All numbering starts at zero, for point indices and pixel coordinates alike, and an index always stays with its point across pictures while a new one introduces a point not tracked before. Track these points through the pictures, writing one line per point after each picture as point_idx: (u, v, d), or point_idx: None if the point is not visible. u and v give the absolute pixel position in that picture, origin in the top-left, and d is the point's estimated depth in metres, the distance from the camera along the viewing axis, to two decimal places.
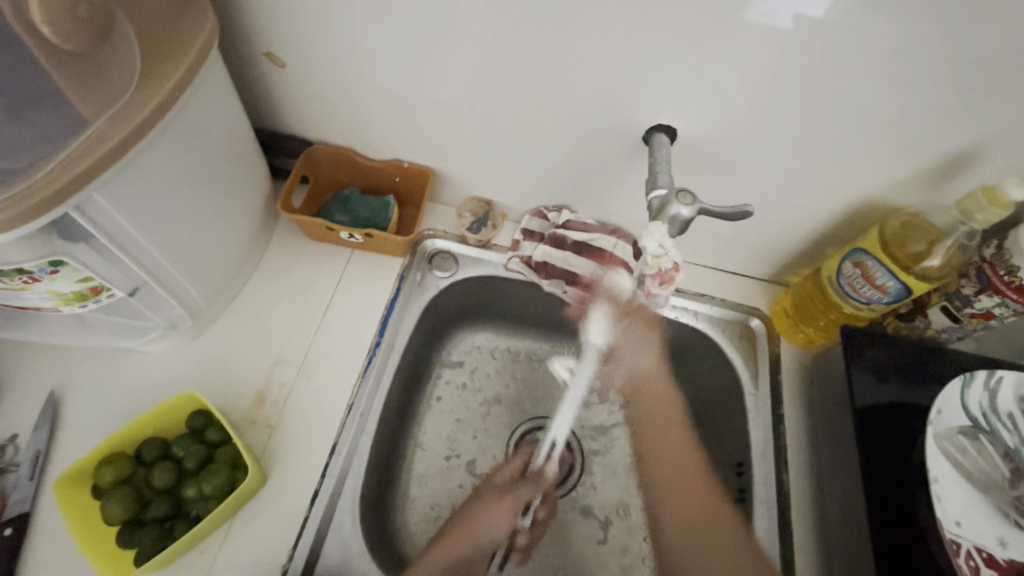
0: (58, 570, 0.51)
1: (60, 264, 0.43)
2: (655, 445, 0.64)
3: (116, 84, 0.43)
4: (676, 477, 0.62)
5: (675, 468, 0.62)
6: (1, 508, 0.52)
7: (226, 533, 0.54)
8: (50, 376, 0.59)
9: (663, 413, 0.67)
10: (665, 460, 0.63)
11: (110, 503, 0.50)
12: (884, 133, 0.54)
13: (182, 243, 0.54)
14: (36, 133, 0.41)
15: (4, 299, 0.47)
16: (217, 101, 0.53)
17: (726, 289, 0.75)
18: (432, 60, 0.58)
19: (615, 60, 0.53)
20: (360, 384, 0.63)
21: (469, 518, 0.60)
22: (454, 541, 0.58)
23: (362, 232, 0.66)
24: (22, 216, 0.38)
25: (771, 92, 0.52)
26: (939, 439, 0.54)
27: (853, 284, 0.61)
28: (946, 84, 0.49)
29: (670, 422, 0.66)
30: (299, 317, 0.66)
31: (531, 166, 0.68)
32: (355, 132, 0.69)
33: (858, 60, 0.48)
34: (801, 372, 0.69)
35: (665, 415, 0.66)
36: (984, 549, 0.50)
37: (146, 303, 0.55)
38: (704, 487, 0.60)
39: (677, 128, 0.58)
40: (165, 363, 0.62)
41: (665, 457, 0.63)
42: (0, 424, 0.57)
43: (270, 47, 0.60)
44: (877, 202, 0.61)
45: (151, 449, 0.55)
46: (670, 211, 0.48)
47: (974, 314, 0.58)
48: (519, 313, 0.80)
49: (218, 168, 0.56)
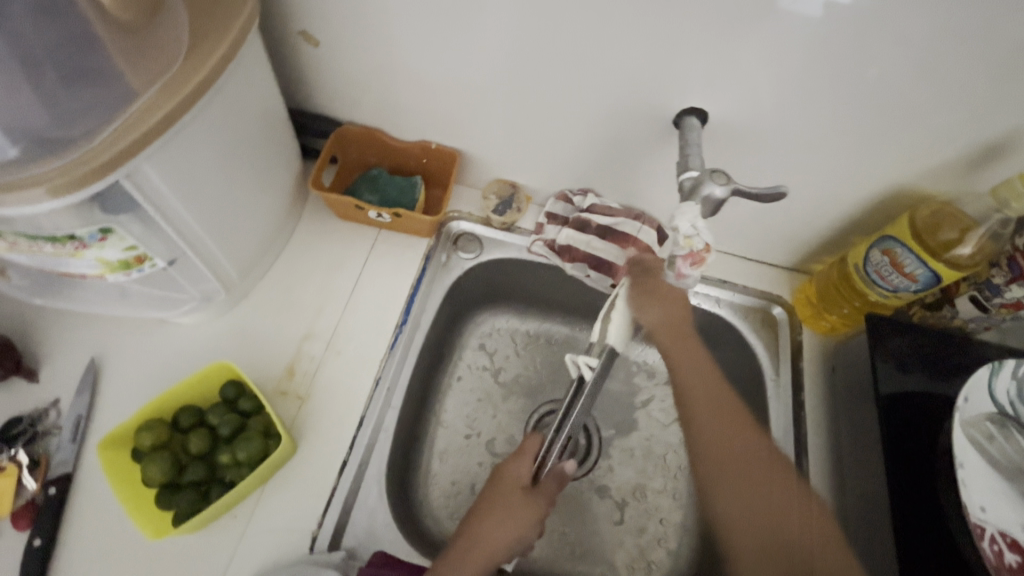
0: (100, 528, 0.53)
1: (108, 232, 0.45)
2: (704, 420, 0.60)
3: (163, 59, 0.44)
4: (729, 465, 0.58)
5: (726, 451, 0.58)
6: (46, 468, 0.55)
7: (258, 499, 0.56)
8: (89, 345, 0.61)
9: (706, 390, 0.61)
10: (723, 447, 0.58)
11: (150, 465, 0.52)
12: (920, 120, 0.53)
13: (219, 216, 0.55)
14: (89, 102, 0.42)
15: (53, 266, 0.48)
16: (255, 78, 0.54)
17: (750, 277, 0.75)
18: (464, 41, 0.58)
19: (650, 43, 0.53)
20: (386, 360, 0.65)
21: (500, 518, 0.57)
22: (489, 543, 0.55)
23: (390, 211, 0.67)
24: (77, 183, 0.40)
25: (806, 77, 0.52)
26: (966, 426, 0.54)
27: (881, 272, 0.61)
28: (987, 71, 0.48)
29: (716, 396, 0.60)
30: (327, 294, 0.67)
31: (558, 149, 0.68)
32: (384, 113, 0.70)
33: (897, 46, 0.48)
34: (823, 360, 0.70)
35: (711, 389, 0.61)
36: (1008, 534, 0.50)
37: (183, 275, 0.57)
38: (758, 464, 0.58)
39: (709, 112, 0.58)
40: (198, 335, 0.63)
41: (713, 433, 0.59)
42: (43, 389, 0.59)
43: (304, 25, 0.60)
44: (908, 190, 0.60)
45: (188, 416, 0.56)
46: (704, 190, 0.48)
47: (1003, 304, 0.58)
48: (541, 297, 0.81)
49: (254, 145, 0.57)
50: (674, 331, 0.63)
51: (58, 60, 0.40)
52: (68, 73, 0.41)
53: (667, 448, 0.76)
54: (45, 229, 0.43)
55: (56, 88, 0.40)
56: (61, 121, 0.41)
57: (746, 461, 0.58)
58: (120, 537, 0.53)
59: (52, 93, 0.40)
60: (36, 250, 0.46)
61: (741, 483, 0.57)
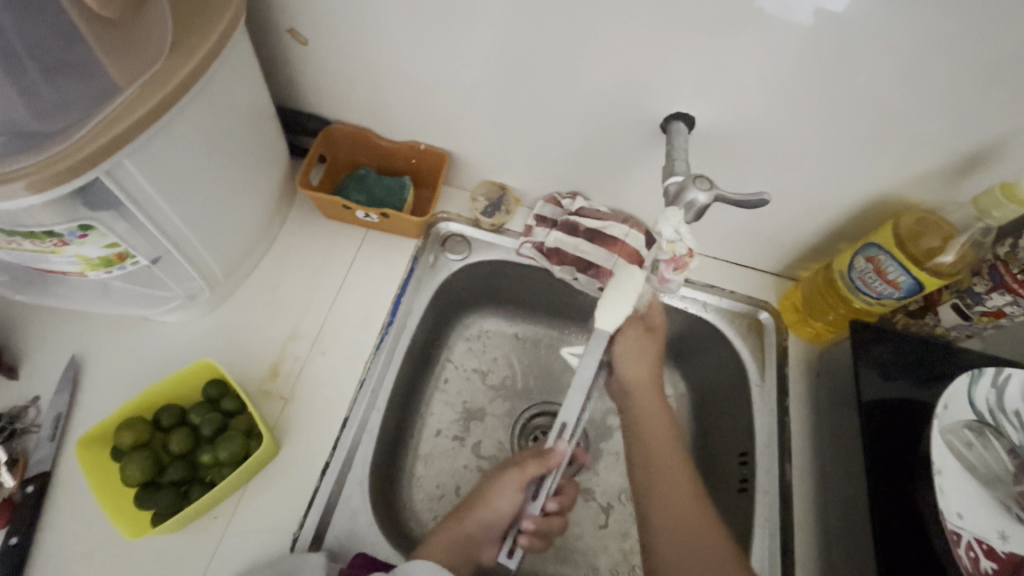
0: (78, 527, 0.53)
1: (89, 229, 0.45)
2: (652, 429, 0.60)
3: (149, 55, 0.44)
4: (666, 496, 0.56)
5: (669, 481, 0.57)
6: (23, 466, 0.54)
7: (239, 500, 0.56)
8: (72, 342, 0.61)
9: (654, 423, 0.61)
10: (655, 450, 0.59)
11: (130, 465, 0.52)
12: (903, 129, 0.54)
13: (204, 215, 0.55)
14: (70, 97, 0.42)
15: (33, 262, 0.48)
16: (242, 75, 0.54)
17: (737, 282, 0.75)
18: (452, 42, 0.58)
19: (636, 49, 0.53)
20: (372, 360, 0.64)
21: (479, 497, 0.59)
22: (460, 518, 0.58)
23: (377, 211, 0.67)
24: (56, 178, 0.40)
25: (790, 84, 0.52)
26: (944, 432, 0.55)
27: (864, 278, 0.61)
28: (968, 81, 0.48)
29: (656, 410, 0.62)
30: (313, 294, 0.67)
31: (547, 151, 0.68)
32: (374, 113, 0.70)
33: (880, 55, 0.48)
34: (808, 366, 0.70)
35: (654, 403, 0.62)
36: (984, 541, 0.51)
37: (166, 273, 0.56)
38: (689, 499, 0.56)
39: (695, 116, 0.58)
40: (182, 333, 0.63)
41: (651, 466, 0.58)
42: (24, 386, 0.58)
43: (293, 23, 0.60)
44: (892, 198, 0.61)
45: (169, 415, 0.56)
46: (687, 197, 0.48)
47: (984, 312, 0.59)
48: (530, 299, 0.81)
49: (240, 143, 0.57)
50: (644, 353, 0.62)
51: (40, 55, 0.41)
52: (49, 68, 0.41)
53: None
54: (25, 225, 0.43)
55: (35, 82, 0.40)
56: (40, 116, 0.41)
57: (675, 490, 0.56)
58: (98, 536, 0.53)
59: (31, 86, 0.40)
60: (15, 245, 0.45)
61: (667, 500, 0.56)
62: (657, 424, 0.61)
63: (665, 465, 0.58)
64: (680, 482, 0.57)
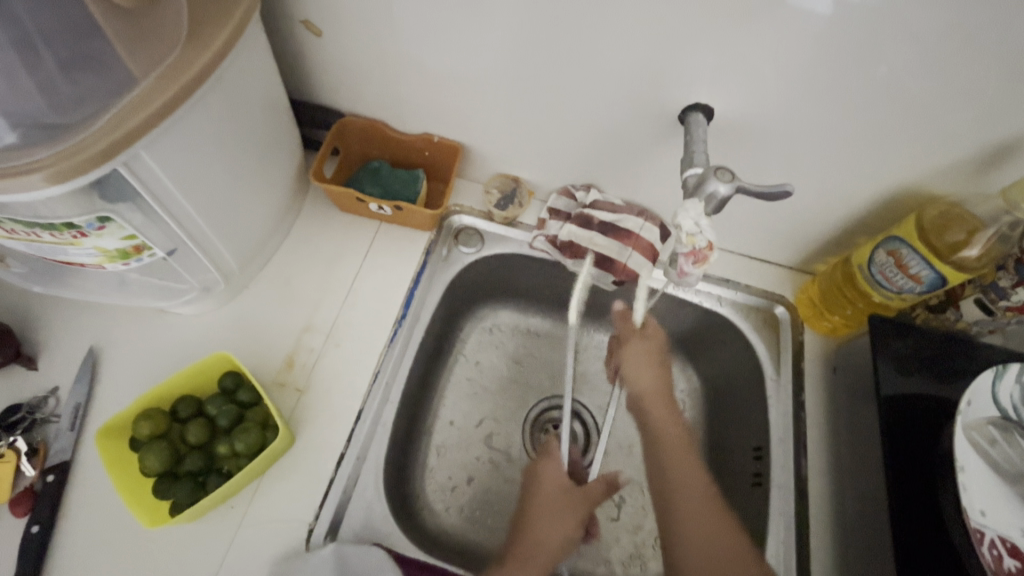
0: (97, 517, 0.53)
1: (107, 221, 0.45)
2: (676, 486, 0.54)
3: (164, 46, 0.44)
4: (694, 528, 0.52)
5: (685, 506, 0.53)
6: (44, 456, 0.55)
7: (255, 490, 0.56)
8: (89, 333, 0.61)
9: (672, 447, 0.57)
10: (684, 496, 0.53)
11: (148, 455, 0.52)
12: (926, 120, 0.52)
13: (219, 206, 0.55)
14: (87, 91, 0.41)
15: (52, 254, 0.48)
16: (256, 67, 0.53)
17: (753, 276, 0.74)
18: (466, 33, 0.57)
19: (653, 40, 0.52)
20: (386, 353, 0.64)
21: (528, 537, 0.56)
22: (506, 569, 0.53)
23: (391, 204, 0.67)
24: (74, 170, 0.40)
25: (812, 74, 0.51)
26: (967, 429, 0.53)
27: (885, 273, 0.60)
28: (997, 71, 0.47)
29: (683, 454, 0.57)
30: (327, 287, 0.67)
31: (561, 144, 0.68)
32: (386, 105, 0.69)
33: (905, 44, 0.47)
34: (824, 360, 0.69)
35: (677, 442, 0.57)
36: (1009, 540, 0.49)
37: (182, 265, 0.56)
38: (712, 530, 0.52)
39: (713, 107, 0.57)
40: (197, 325, 0.63)
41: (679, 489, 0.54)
42: (43, 377, 0.59)
43: (307, 15, 0.60)
44: (916, 191, 0.60)
45: (186, 406, 0.56)
46: (708, 188, 0.47)
47: (1009, 308, 0.58)
48: (542, 292, 0.80)
49: (255, 136, 0.57)
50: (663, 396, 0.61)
51: (56, 45, 0.40)
52: (66, 59, 0.41)
53: None
54: (44, 217, 0.43)
55: (54, 75, 0.40)
56: (57, 107, 0.40)
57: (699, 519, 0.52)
58: (118, 526, 0.53)
59: (49, 79, 0.40)
60: (35, 237, 0.45)
61: (699, 538, 0.51)
62: (695, 477, 0.54)
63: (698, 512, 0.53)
64: (706, 522, 0.52)
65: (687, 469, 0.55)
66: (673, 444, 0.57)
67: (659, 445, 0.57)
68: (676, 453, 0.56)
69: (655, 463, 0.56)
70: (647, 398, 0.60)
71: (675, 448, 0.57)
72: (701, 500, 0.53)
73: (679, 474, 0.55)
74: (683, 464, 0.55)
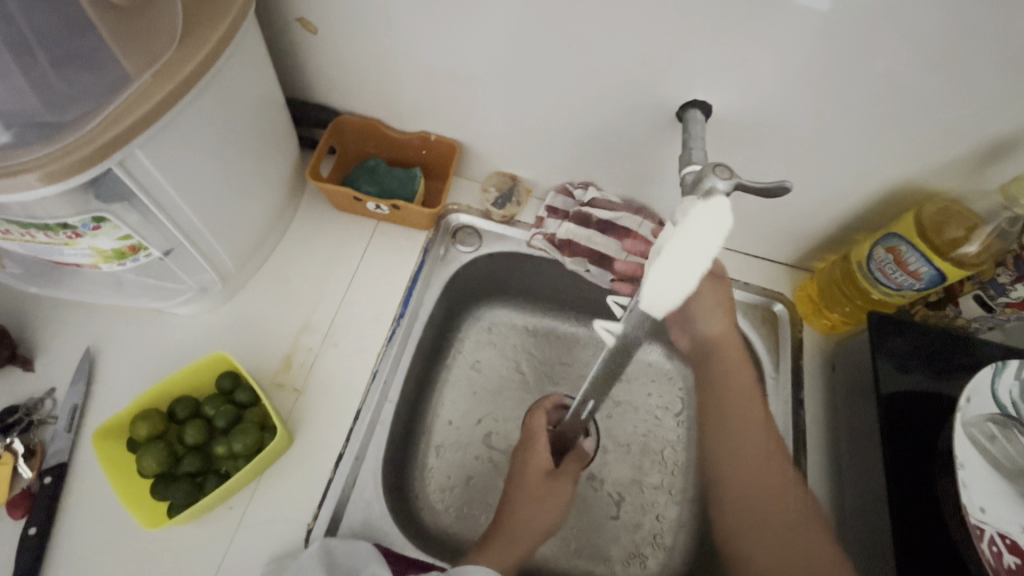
0: (95, 519, 0.53)
1: (102, 221, 0.44)
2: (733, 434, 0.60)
3: (158, 45, 0.44)
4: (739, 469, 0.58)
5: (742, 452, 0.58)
6: (40, 457, 0.54)
7: (254, 490, 0.56)
8: (86, 334, 0.61)
9: (739, 392, 0.61)
10: (737, 445, 0.59)
11: (145, 456, 0.52)
12: (926, 116, 0.52)
13: (216, 206, 0.55)
14: (81, 89, 0.41)
15: (47, 254, 0.48)
16: (251, 65, 0.53)
17: (752, 273, 0.74)
18: (464, 30, 0.57)
19: (651, 36, 0.52)
20: (384, 352, 0.64)
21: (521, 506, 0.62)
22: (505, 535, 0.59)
23: (388, 203, 0.66)
24: (70, 169, 0.39)
25: (810, 71, 0.51)
26: (967, 426, 0.53)
27: (884, 270, 0.60)
28: (996, 66, 0.47)
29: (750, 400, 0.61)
30: (324, 286, 0.67)
31: (559, 142, 0.67)
32: (383, 104, 0.69)
33: (904, 40, 0.47)
34: (823, 358, 0.69)
35: (740, 390, 0.62)
36: (1008, 536, 0.49)
37: (179, 265, 0.56)
38: (767, 474, 0.56)
39: (711, 104, 0.57)
40: (194, 325, 0.63)
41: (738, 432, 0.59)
42: (39, 378, 0.58)
43: (302, 13, 0.59)
44: (915, 187, 0.59)
45: (184, 407, 0.56)
46: (707, 184, 0.46)
47: (1008, 304, 0.58)
48: (541, 291, 0.80)
49: (250, 135, 0.56)
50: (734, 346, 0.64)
51: (49, 44, 0.39)
52: (60, 58, 0.40)
53: (664, 444, 0.76)
54: (38, 217, 0.42)
55: (47, 73, 0.39)
56: (52, 105, 0.40)
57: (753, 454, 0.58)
58: (115, 527, 0.53)
59: (42, 77, 0.39)
60: (29, 237, 0.45)
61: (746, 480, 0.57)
62: (756, 416, 0.60)
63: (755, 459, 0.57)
64: (755, 462, 0.57)
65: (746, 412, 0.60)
66: (742, 394, 0.61)
67: (727, 391, 0.62)
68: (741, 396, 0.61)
69: (718, 407, 0.62)
70: (717, 344, 0.64)
71: (744, 391, 0.62)
72: (758, 443, 0.58)
73: (738, 416, 0.60)
74: (746, 407, 0.61)
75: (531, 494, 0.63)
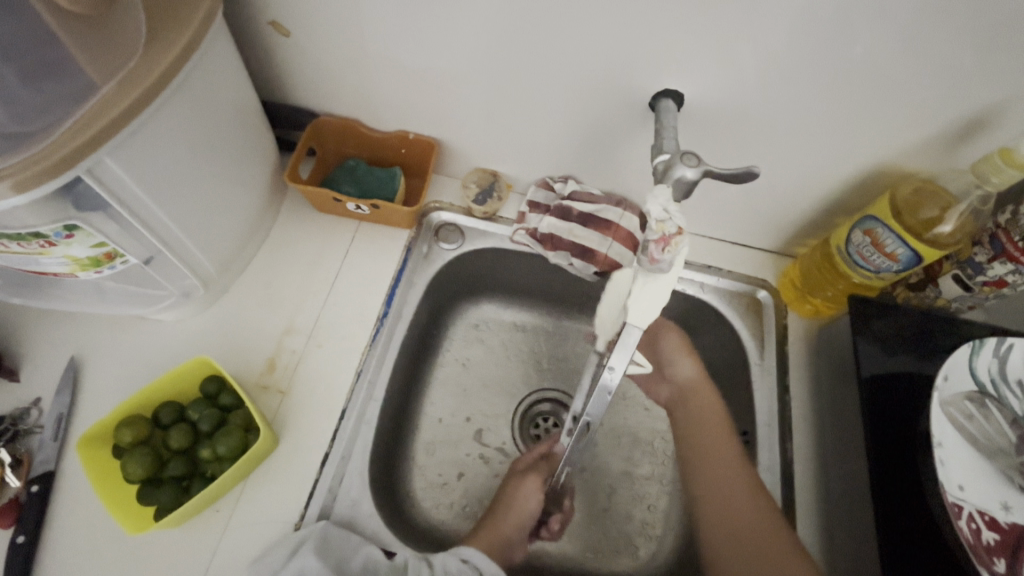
0: (83, 526, 0.54)
1: (74, 229, 0.44)
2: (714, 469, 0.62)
3: (122, 52, 0.44)
4: (727, 508, 0.59)
5: (713, 483, 0.61)
6: (27, 467, 0.55)
7: (241, 492, 0.56)
8: (70, 344, 0.61)
9: (712, 435, 0.64)
10: (718, 480, 0.61)
11: (130, 462, 0.52)
12: (898, 96, 0.52)
13: (193, 212, 0.55)
14: (49, 98, 0.42)
15: (23, 264, 0.48)
16: (221, 69, 0.53)
17: (734, 261, 0.74)
18: (435, 28, 0.57)
19: (619, 28, 0.52)
20: (369, 351, 0.65)
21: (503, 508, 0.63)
22: (495, 525, 0.61)
23: (368, 203, 0.67)
24: (38, 178, 0.40)
25: (780, 56, 0.51)
26: (944, 405, 0.54)
27: (862, 252, 0.60)
28: (962, 45, 0.47)
29: (720, 438, 0.64)
30: (307, 288, 0.67)
31: (537, 136, 0.68)
32: (360, 104, 0.69)
33: (870, 22, 0.47)
34: (808, 343, 0.69)
35: (712, 430, 0.65)
36: (986, 513, 0.51)
37: (159, 271, 0.57)
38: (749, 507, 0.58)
39: (683, 93, 0.57)
40: (178, 331, 0.63)
41: (713, 470, 0.62)
42: (25, 388, 0.59)
43: (273, 15, 0.59)
44: (889, 169, 0.60)
45: (168, 412, 0.56)
46: (675, 174, 0.47)
47: (985, 282, 0.58)
48: (526, 285, 0.80)
49: (224, 139, 0.57)
50: (704, 390, 0.68)
51: (15, 57, 0.41)
52: (27, 70, 0.41)
53: (655, 435, 0.76)
54: (11, 227, 0.43)
55: (14, 87, 0.40)
56: (18, 117, 0.41)
57: (730, 497, 0.59)
58: (103, 533, 0.53)
59: (10, 92, 0.40)
60: (4, 248, 0.45)
61: (722, 509, 0.59)
62: (726, 457, 0.62)
63: (727, 489, 0.60)
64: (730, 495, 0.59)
65: (720, 452, 0.63)
66: (715, 433, 0.64)
67: (703, 431, 0.65)
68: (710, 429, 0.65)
69: (696, 444, 0.65)
70: (693, 386, 0.69)
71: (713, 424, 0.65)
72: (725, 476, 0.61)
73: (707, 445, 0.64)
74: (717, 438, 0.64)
75: (513, 498, 0.64)
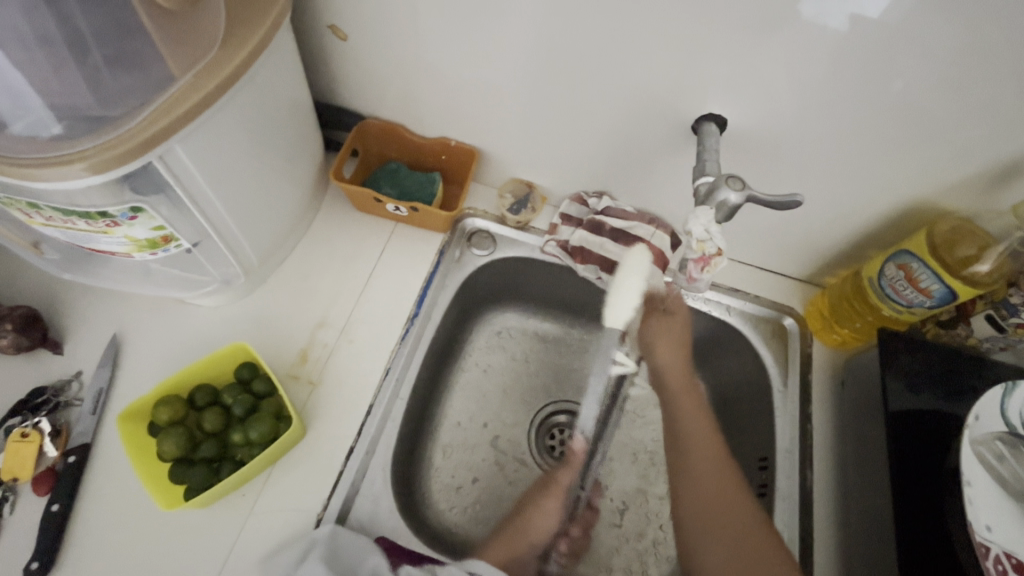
0: (113, 499, 0.55)
1: (139, 212, 0.46)
2: (703, 469, 0.60)
3: (199, 47, 0.46)
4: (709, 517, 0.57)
5: (709, 485, 0.59)
6: (66, 437, 0.57)
7: (267, 478, 0.57)
8: (113, 321, 0.63)
9: (698, 429, 0.63)
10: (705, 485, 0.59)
11: (166, 440, 0.54)
12: (938, 134, 0.53)
13: (243, 202, 0.57)
14: (130, 86, 0.44)
15: (84, 241, 0.50)
16: (284, 68, 0.55)
17: (762, 286, 0.75)
18: (486, 41, 0.59)
19: (666, 52, 0.54)
20: (398, 349, 0.66)
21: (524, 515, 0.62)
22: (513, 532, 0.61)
23: (407, 205, 0.68)
24: (112, 161, 0.42)
25: (824, 87, 0.52)
26: (973, 444, 0.53)
27: (896, 286, 0.60)
28: (1006, 88, 0.48)
29: (706, 439, 0.62)
30: (341, 284, 0.69)
31: (574, 151, 0.69)
32: (406, 110, 0.71)
33: (915, 61, 0.48)
34: (833, 373, 0.69)
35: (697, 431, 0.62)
36: (1015, 556, 0.48)
37: (206, 257, 0.58)
38: (734, 520, 0.56)
39: (726, 118, 0.58)
40: (216, 316, 0.65)
41: (703, 472, 0.60)
42: (68, 361, 0.61)
43: (333, 20, 0.62)
44: (927, 205, 0.60)
45: (204, 394, 0.58)
46: (719, 196, 0.48)
47: (1019, 324, 0.58)
48: (552, 297, 0.81)
49: (280, 135, 0.59)
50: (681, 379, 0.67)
51: (102, 44, 0.42)
52: (110, 58, 0.42)
53: None
54: (80, 206, 0.45)
55: (99, 70, 0.42)
56: (102, 101, 0.43)
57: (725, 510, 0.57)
58: (132, 509, 0.55)
59: (95, 75, 0.42)
60: (70, 225, 0.48)
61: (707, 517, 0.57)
62: (713, 468, 0.60)
63: (715, 499, 0.58)
64: (722, 507, 0.57)
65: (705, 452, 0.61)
66: (701, 432, 0.62)
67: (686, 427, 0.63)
68: (697, 436, 0.62)
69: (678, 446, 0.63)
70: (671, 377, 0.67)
71: (702, 427, 0.63)
72: (720, 482, 0.59)
73: (696, 454, 0.61)
74: (704, 446, 0.61)
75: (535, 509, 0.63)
